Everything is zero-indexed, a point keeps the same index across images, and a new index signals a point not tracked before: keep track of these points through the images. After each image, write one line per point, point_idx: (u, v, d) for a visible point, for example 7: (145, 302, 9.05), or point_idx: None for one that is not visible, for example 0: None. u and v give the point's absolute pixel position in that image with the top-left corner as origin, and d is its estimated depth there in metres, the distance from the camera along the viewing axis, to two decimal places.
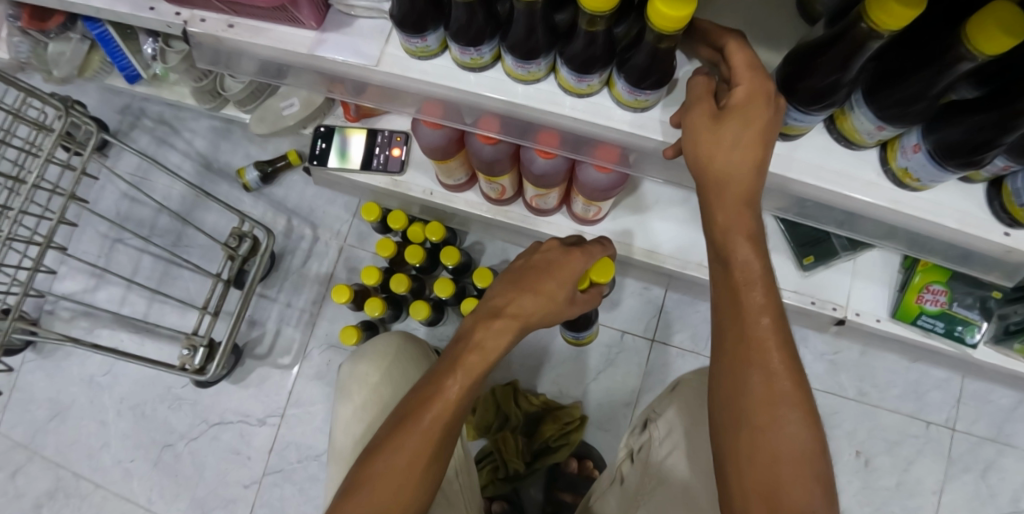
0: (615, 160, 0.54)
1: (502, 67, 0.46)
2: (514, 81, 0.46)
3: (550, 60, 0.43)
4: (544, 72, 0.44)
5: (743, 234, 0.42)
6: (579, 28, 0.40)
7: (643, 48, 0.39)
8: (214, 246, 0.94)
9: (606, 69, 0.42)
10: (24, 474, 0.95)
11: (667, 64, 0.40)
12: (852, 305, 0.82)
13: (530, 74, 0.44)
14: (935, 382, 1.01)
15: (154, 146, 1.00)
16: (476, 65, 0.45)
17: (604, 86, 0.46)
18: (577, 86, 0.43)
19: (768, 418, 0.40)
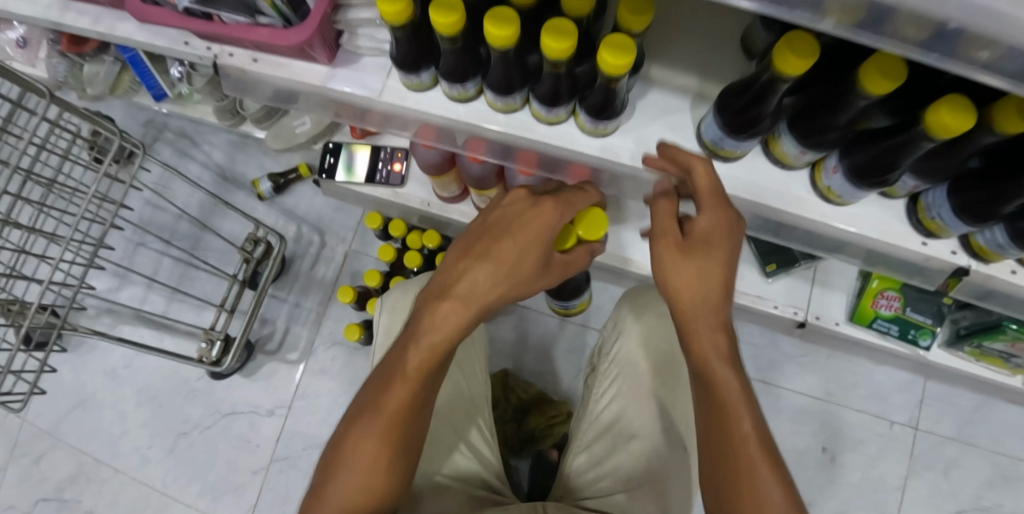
0: (587, 179, 0.62)
1: (485, 99, 0.54)
2: (495, 111, 0.54)
3: (524, 94, 0.52)
4: (520, 103, 0.53)
5: (711, 332, 0.48)
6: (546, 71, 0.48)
7: (598, 88, 0.48)
8: (230, 250, 1.02)
9: (570, 101, 0.50)
10: (48, 459, 1.02)
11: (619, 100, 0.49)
12: (813, 309, 0.90)
13: (508, 105, 0.53)
14: (897, 384, 1.08)
15: (175, 157, 1.08)
16: (464, 97, 0.53)
17: (570, 115, 0.54)
18: (546, 115, 0.52)
19: (749, 478, 0.44)
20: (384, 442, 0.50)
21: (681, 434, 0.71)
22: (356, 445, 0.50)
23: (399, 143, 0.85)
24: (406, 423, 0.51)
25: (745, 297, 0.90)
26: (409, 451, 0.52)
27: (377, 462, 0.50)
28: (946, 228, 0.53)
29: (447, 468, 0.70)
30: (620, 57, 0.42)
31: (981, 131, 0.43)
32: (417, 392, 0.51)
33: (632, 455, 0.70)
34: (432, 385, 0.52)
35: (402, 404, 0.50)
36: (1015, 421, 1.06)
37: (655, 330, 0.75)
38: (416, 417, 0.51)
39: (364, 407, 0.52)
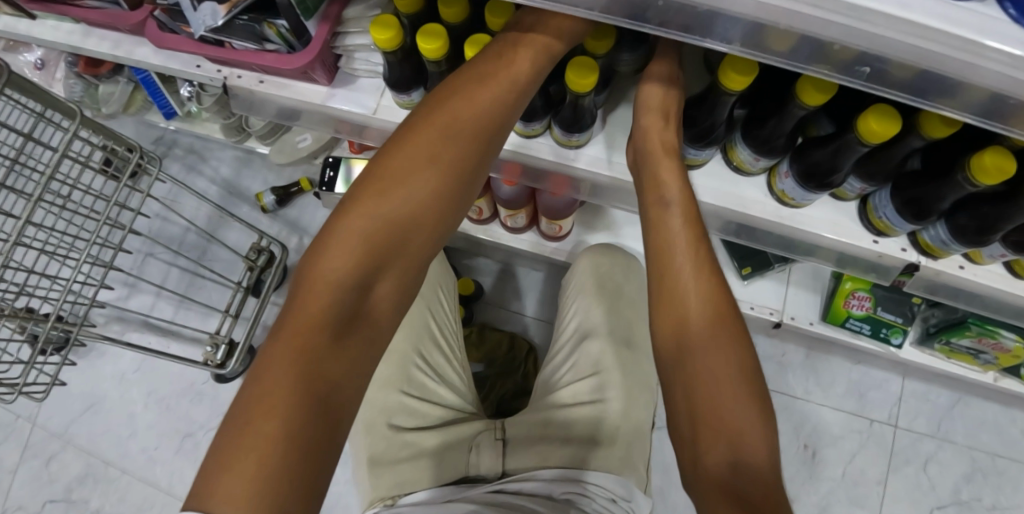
0: (567, 189, 0.67)
1: None
2: None
3: None
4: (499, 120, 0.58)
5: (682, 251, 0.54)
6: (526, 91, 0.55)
7: (568, 104, 0.53)
8: (236, 259, 1.06)
9: (545, 117, 0.56)
10: (57, 460, 1.06)
11: (588, 113, 0.54)
12: (788, 309, 0.94)
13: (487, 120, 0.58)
14: (874, 383, 1.11)
15: (183, 172, 1.13)
16: None
17: (547, 130, 0.59)
18: (523, 128, 0.58)
19: (715, 407, 0.49)
20: (409, 212, 0.53)
21: (641, 378, 0.74)
22: (375, 207, 0.52)
23: None
24: (434, 197, 0.53)
25: None
26: (433, 229, 0.55)
27: (398, 227, 0.52)
28: (893, 227, 0.58)
29: (411, 387, 0.74)
30: (584, 76, 0.48)
31: (913, 134, 0.49)
32: (488, 117, 0.52)
33: (581, 367, 0.75)
34: (476, 161, 0.54)
35: (432, 179, 0.53)
36: (991, 417, 1.09)
37: (612, 270, 0.80)
38: (451, 190, 0.54)
39: (386, 172, 0.52)
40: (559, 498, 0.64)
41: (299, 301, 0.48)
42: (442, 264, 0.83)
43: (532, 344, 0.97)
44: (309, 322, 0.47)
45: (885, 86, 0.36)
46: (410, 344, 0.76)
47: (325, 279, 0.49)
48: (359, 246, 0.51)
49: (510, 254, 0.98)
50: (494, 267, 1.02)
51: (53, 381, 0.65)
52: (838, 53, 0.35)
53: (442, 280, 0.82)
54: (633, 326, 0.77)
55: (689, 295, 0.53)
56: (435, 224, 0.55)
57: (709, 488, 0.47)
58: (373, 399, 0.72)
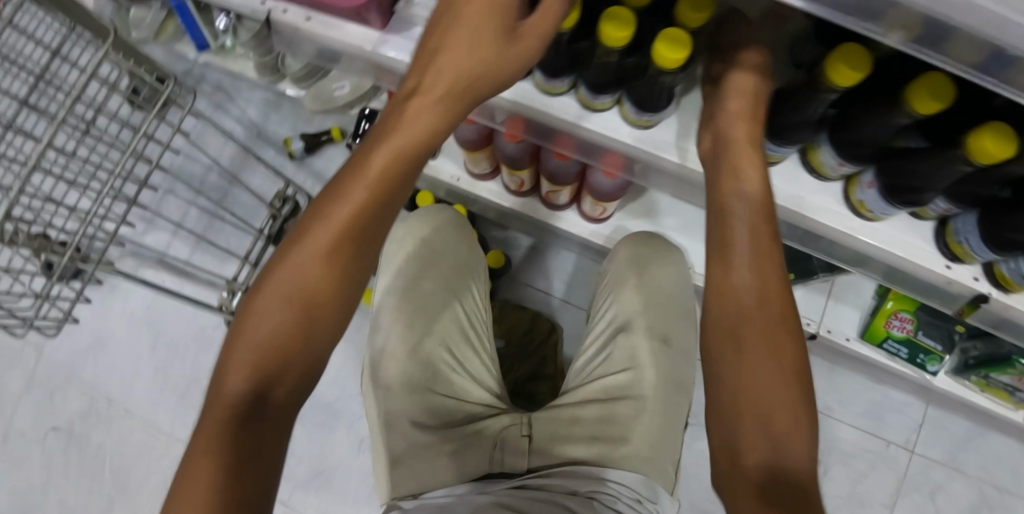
0: (620, 168, 0.62)
1: (531, 81, 0.55)
2: (541, 93, 0.54)
3: (571, 80, 0.52)
4: (566, 87, 0.53)
5: (740, 229, 0.49)
6: (594, 61, 0.49)
7: (646, 78, 0.48)
8: (257, 205, 1.01)
9: (617, 91, 0.50)
10: (61, 393, 1.05)
11: (666, 91, 0.49)
12: (825, 322, 0.89)
13: (555, 88, 0.52)
14: (895, 406, 1.07)
15: (210, 110, 1.08)
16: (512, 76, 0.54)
17: (616, 105, 0.54)
18: (592, 102, 0.52)
19: (760, 398, 0.44)
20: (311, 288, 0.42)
21: (679, 380, 0.70)
22: (267, 300, 0.42)
23: None
24: (338, 272, 0.43)
25: None
26: (344, 303, 0.44)
27: (291, 329, 0.41)
28: (972, 254, 0.53)
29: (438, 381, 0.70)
30: (675, 51, 0.43)
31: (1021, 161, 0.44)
32: (391, 171, 0.43)
33: (617, 363, 0.71)
34: (384, 208, 0.44)
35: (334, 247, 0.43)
36: (1009, 454, 1.05)
37: (647, 267, 0.75)
38: (356, 256, 0.44)
39: (286, 255, 0.43)
40: (582, 494, 0.59)
41: (194, 434, 0.38)
42: (460, 244, 0.80)
43: (554, 326, 0.93)
44: (200, 471, 0.36)
45: (1002, 83, 0.31)
46: (437, 336, 0.72)
47: (217, 407, 0.39)
48: (259, 345, 0.40)
49: (543, 231, 0.93)
50: (523, 243, 0.98)
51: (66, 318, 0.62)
52: (958, 44, 0.30)
53: (461, 260, 0.79)
54: (673, 325, 0.72)
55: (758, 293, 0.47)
56: (344, 292, 0.44)
57: (741, 483, 0.43)
58: (394, 392, 0.67)
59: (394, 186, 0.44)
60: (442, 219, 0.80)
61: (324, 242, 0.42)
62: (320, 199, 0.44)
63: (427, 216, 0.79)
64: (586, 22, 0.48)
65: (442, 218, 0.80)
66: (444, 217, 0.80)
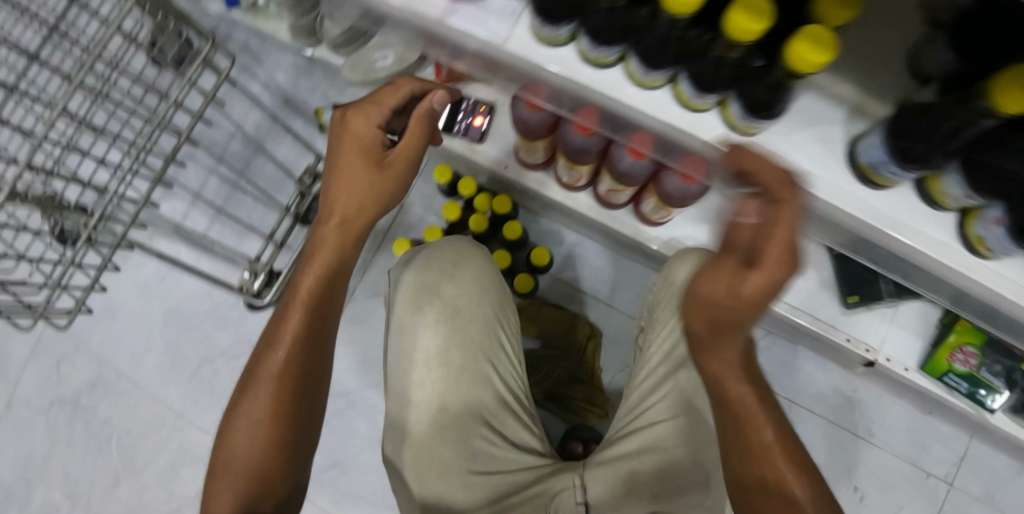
0: (700, 173, 0.55)
1: (622, 69, 0.47)
2: (630, 83, 0.47)
3: (672, 72, 0.45)
4: (663, 80, 0.46)
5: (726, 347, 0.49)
6: (710, 53, 0.42)
7: (768, 77, 0.42)
8: (282, 178, 0.94)
9: (726, 90, 0.43)
10: (69, 362, 1.01)
11: (783, 96, 0.43)
12: (885, 349, 0.82)
13: (651, 81, 0.45)
14: (938, 436, 1.01)
15: (236, 73, 1.01)
16: (600, 62, 0.47)
17: (716, 105, 0.47)
18: (693, 101, 0.45)
19: None
20: (271, 410, 0.50)
21: None
22: (237, 434, 0.50)
23: (483, 96, 0.77)
24: (295, 383, 0.51)
25: (818, 324, 0.81)
26: (300, 412, 0.52)
27: (266, 449, 0.49)
28: None
29: (475, 460, 0.67)
30: (819, 52, 0.36)
31: None
32: (320, 286, 0.54)
33: (656, 411, 0.66)
34: (321, 323, 0.54)
35: (287, 367, 0.51)
36: None
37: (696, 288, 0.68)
38: (304, 366, 0.52)
39: (247, 386, 0.52)
40: None
41: None
42: (489, 276, 0.74)
43: (595, 331, 0.88)
44: None
45: None
46: (466, 410, 0.68)
47: None
48: (242, 470, 0.49)
49: (590, 229, 0.86)
50: (564, 239, 0.91)
51: (72, 317, 0.57)
52: None
53: (491, 293, 0.73)
54: None
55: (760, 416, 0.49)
56: (301, 397, 0.52)
57: None
58: (434, 483, 0.66)
59: (324, 300, 0.54)
60: (466, 247, 0.74)
61: (272, 368, 0.51)
62: (268, 334, 0.53)
63: (446, 243, 0.74)
64: (709, 12, 0.43)
65: (468, 247, 0.74)
66: (470, 247, 0.74)
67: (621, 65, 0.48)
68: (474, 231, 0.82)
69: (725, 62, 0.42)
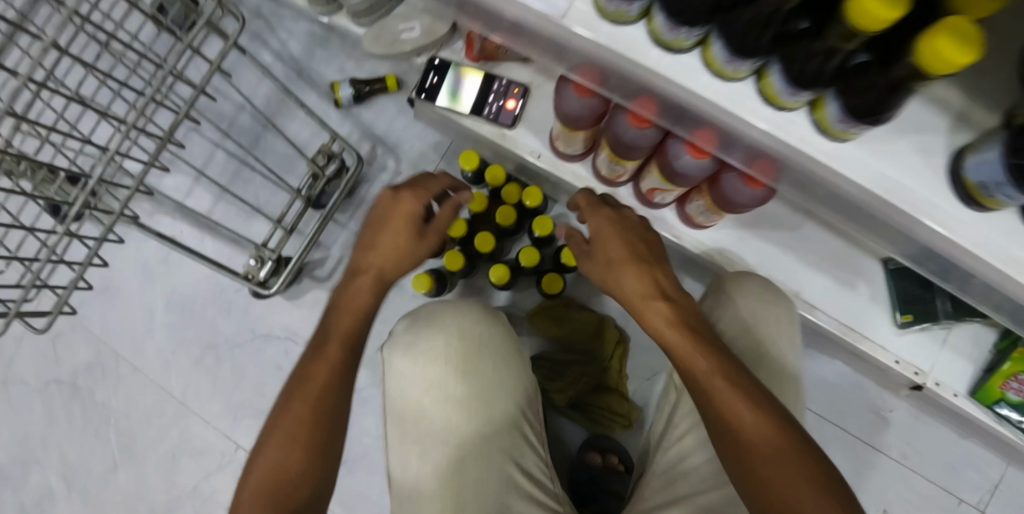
0: (768, 175, 0.49)
1: (701, 54, 0.41)
2: (709, 73, 0.41)
3: (762, 63, 0.39)
4: (748, 72, 0.40)
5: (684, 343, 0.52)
6: (815, 44, 0.37)
7: (879, 81, 0.36)
8: (293, 157, 0.88)
9: (826, 88, 0.37)
10: (64, 342, 0.96)
11: (897, 104, 0.36)
12: (934, 374, 0.76)
13: (734, 71, 0.39)
14: (974, 462, 0.96)
15: (247, 40, 0.94)
16: (676, 46, 0.40)
17: (806, 104, 0.40)
18: (784, 99, 0.39)
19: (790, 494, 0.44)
20: (304, 426, 0.49)
21: None
22: (268, 447, 0.49)
23: (516, 77, 0.70)
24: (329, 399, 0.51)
25: (865, 343, 0.76)
26: (334, 435, 0.50)
27: (297, 463, 0.48)
28: None
29: None
30: (963, 49, 0.29)
31: None
32: (363, 314, 0.57)
33: (701, 477, 0.59)
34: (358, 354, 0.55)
35: (322, 383, 0.51)
36: None
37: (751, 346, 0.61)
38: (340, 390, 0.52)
39: (283, 406, 0.51)
40: None
41: None
42: (497, 359, 0.62)
43: (623, 336, 0.83)
44: None
45: None
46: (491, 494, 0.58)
47: None
48: (267, 483, 0.47)
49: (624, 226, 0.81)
50: None
51: (53, 317, 0.54)
52: None
53: (498, 381, 0.61)
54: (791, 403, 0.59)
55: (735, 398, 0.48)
56: (335, 419, 0.51)
57: None
58: None
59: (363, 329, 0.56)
60: (470, 324, 0.63)
61: (309, 384, 0.51)
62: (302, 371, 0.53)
63: (445, 312, 0.64)
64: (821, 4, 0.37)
65: (474, 327, 0.63)
66: (476, 323, 0.64)
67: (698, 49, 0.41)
68: (500, 224, 0.76)
69: (833, 58, 0.36)
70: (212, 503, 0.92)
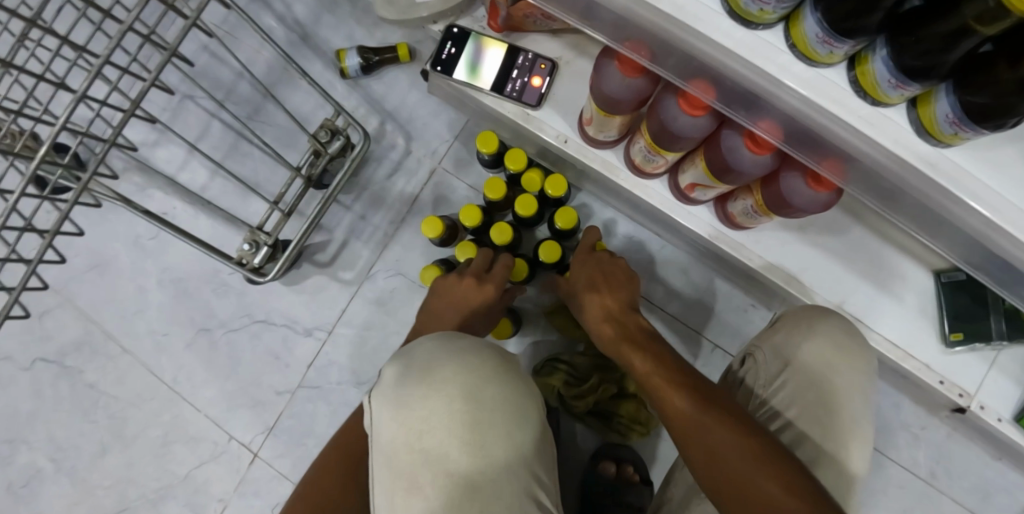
0: (840, 178, 0.42)
1: (785, 30, 0.35)
2: (794, 55, 0.35)
3: (862, 46, 0.33)
4: (843, 57, 0.33)
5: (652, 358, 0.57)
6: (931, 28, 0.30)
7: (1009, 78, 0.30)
8: (295, 131, 0.81)
9: (939, 80, 0.31)
10: (51, 317, 0.91)
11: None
12: (980, 396, 0.69)
13: (827, 56, 0.33)
14: (1008, 486, 0.90)
15: (248, 0, 0.86)
16: (759, 20, 0.34)
17: (907, 100, 0.34)
18: (885, 92, 0.33)
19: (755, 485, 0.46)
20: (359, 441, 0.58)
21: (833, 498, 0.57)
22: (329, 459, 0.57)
23: (543, 51, 0.63)
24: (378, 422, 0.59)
25: (910, 362, 0.69)
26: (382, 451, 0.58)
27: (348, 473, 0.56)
28: None
29: None
30: None
31: None
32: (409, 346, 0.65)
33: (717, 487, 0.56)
34: None
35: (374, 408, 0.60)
36: None
37: (806, 429, 0.58)
38: None
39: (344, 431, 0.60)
40: None
41: None
42: (519, 418, 0.52)
43: None
44: None
45: None
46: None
47: None
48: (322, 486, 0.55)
49: (657, 220, 0.76)
50: None
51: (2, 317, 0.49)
52: None
53: (520, 442, 0.51)
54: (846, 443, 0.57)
55: (690, 395, 0.52)
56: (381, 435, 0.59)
57: None
58: None
59: None
60: (483, 374, 0.52)
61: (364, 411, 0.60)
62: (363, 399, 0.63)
63: (450, 355, 0.52)
64: None
65: (484, 380, 0.52)
66: (491, 372, 0.52)
67: (782, 24, 0.35)
68: (520, 214, 0.69)
69: (958, 46, 0.29)
70: (203, 493, 0.88)
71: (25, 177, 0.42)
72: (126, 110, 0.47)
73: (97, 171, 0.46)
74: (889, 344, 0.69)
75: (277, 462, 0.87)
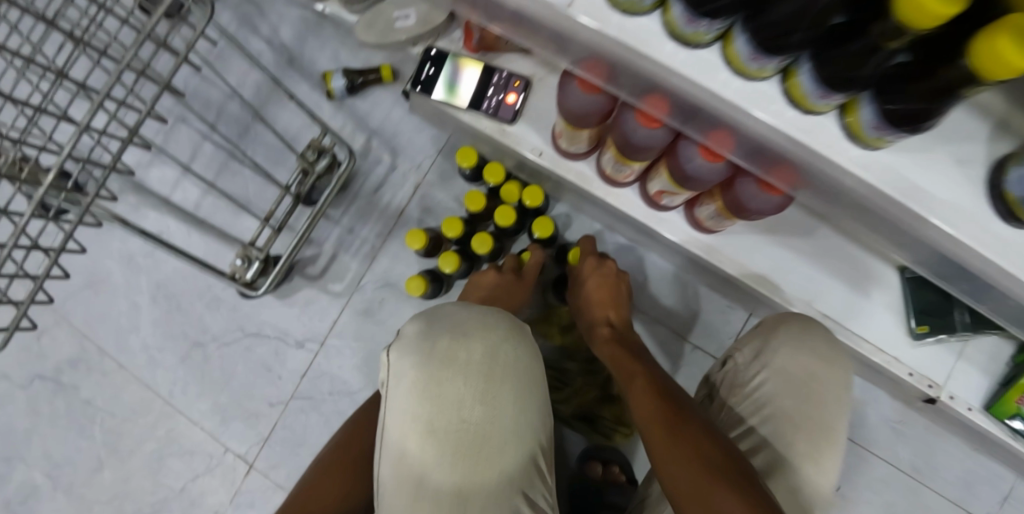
0: (790, 185, 0.46)
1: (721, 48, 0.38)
2: (731, 71, 0.38)
3: (789, 61, 0.36)
4: (774, 71, 0.37)
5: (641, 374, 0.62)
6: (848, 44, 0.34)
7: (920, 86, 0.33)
8: (283, 149, 0.84)
9: (859, 91, 0.35)
10: (48, 336, 0.93)
11: (942, 111, 0.33)
12: (948, 386, 0.73)
13: (759, 70, 0.36)
14: (987, 477, 0.93)
15: (236, 25, 0.90)
16: (695, 40, 0.37)
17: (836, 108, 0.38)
18: (813, 102, 0.36)
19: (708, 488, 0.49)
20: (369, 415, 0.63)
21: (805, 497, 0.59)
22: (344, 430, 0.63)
23: (517, 69, 0.66)
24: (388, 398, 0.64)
25: (880, 355, 0.73)
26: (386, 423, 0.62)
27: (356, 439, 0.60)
28: None
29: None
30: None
31: None
32: None
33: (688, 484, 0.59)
34: None
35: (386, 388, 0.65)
36: None
37: (769, 437, 0.61)
38: None
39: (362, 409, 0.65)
40: None
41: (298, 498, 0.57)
42: (527, 380, 0.55)
43: None
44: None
45: None
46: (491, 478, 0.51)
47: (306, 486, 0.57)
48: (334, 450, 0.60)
49: (633, 227, 0.80)
50: None
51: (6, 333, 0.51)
52: None
53: (527, 408, 0.54)
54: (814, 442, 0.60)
55: (669, 408, 0.56)
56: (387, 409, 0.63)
57: None
58: None
59: None
60: (500, 340, 0.55)
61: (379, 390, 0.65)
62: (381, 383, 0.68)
63: (474, 316, 0.55)
64: None
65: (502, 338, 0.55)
66: (506, 343, 0.55)
67: None
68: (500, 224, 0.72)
69: (870, 60, 0.33)
70: (200, 504, 0.90)
71: (32, 202, 0.45)
72: (120, 139, 0.50)
73: (97, 194, 0.49)
74: (858, 338, 0.72)
75: (272, 473, 0.89)
